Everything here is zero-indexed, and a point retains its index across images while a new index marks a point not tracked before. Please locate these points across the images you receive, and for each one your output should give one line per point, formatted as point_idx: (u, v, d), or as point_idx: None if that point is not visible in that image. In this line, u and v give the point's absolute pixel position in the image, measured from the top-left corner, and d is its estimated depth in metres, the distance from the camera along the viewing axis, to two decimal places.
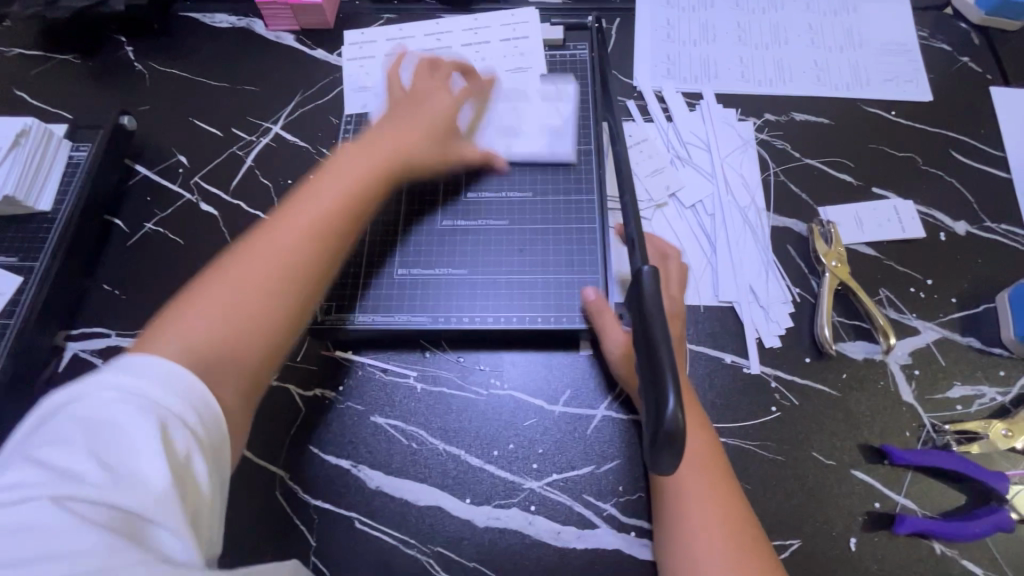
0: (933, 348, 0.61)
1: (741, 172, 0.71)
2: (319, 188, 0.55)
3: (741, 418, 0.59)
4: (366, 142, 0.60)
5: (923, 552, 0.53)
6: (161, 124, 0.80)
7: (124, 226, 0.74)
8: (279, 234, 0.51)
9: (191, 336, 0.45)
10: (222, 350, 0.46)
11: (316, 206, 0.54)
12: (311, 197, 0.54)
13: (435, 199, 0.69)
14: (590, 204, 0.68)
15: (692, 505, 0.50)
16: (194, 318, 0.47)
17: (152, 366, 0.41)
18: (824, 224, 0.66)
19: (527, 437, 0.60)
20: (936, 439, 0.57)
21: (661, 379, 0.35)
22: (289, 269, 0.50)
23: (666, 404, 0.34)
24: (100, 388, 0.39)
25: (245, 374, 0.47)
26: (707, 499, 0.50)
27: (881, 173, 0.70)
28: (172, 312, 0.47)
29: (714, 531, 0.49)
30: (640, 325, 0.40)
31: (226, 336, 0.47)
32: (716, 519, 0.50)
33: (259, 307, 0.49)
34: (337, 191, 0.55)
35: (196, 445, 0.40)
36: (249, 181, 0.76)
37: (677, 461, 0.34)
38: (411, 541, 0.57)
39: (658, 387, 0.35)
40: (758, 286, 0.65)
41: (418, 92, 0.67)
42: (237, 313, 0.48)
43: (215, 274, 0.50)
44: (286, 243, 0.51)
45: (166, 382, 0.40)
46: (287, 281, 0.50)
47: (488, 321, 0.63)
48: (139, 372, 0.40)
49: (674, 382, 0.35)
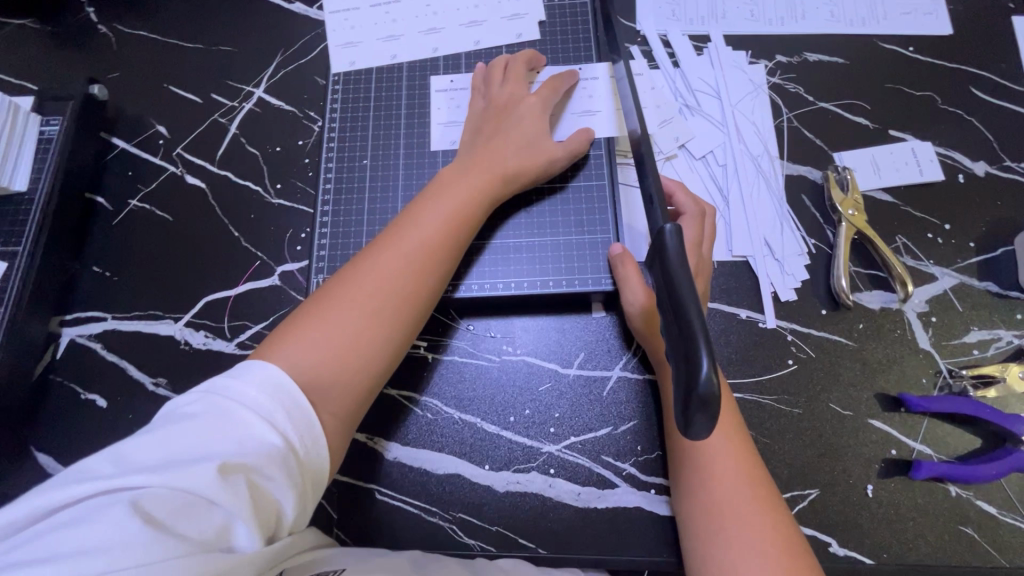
0: (950, 294, 0.60)
1: (752, 118, 0.68)
2: (425, 214, 0.54)
3: (758, 374, 0.58)
4: (467, 164, 0.58)
5: (938, 495, 0.54)
6: (135, 92, 0.75)
7: (107, 204, 0.70)
8: (378, 259, 0.51)
9: (315, 360, 0.46)
10: (342, 383, 0.47)
11: (422, 248, 0.52)
12: (417, 224, 0.53)
13: (436, 162, 0.67)
14: (598, 158, 0.64)
15: (713, 456, 0.50)
16: (306, 331, 0.47)
17: (270, 382, 0.43)
18: (840, 170, 0.64)
19: (543, 401, 0.60)
20: (953, 385, 0.57)
21: (692, 341, 0.34)
22: (386, 303, 0.50)
23: (699, 369, 0.33)
24: (226, 395, 0.42)
25: (357, 404, 0.48)
26: (727, 448, 0.50)
27: (898, 115, 0.67)
28: (294, 328, 0.48)
29: (735, 479, 0.48)
30: (666, 288, 0.38)
31: (340, 358, 0.47)
32: (737, 466, 0.49)
33: (373, 339, 0.49)
34: (438, 246, 0.53)
35: (294, 465, 0.42)
36: (235, 150, 0.72)
37: (714, 424, 0.34)
38: (433, 509, 0.57)
39: (690, 349, 0.34)
40: (773, 239, 0.63)
41: (504, 104, 0.62)
42: (339, 335, 0.48)
43: (326, 287, 0.51)
44: (396, 288, 0.50)
45: (275, 408, 0.42)
46: (386, 309, 0.50)
47: (498, 288, 0.61)
48: (254, 394, 0.42)
49: (707, 343, 0.34)
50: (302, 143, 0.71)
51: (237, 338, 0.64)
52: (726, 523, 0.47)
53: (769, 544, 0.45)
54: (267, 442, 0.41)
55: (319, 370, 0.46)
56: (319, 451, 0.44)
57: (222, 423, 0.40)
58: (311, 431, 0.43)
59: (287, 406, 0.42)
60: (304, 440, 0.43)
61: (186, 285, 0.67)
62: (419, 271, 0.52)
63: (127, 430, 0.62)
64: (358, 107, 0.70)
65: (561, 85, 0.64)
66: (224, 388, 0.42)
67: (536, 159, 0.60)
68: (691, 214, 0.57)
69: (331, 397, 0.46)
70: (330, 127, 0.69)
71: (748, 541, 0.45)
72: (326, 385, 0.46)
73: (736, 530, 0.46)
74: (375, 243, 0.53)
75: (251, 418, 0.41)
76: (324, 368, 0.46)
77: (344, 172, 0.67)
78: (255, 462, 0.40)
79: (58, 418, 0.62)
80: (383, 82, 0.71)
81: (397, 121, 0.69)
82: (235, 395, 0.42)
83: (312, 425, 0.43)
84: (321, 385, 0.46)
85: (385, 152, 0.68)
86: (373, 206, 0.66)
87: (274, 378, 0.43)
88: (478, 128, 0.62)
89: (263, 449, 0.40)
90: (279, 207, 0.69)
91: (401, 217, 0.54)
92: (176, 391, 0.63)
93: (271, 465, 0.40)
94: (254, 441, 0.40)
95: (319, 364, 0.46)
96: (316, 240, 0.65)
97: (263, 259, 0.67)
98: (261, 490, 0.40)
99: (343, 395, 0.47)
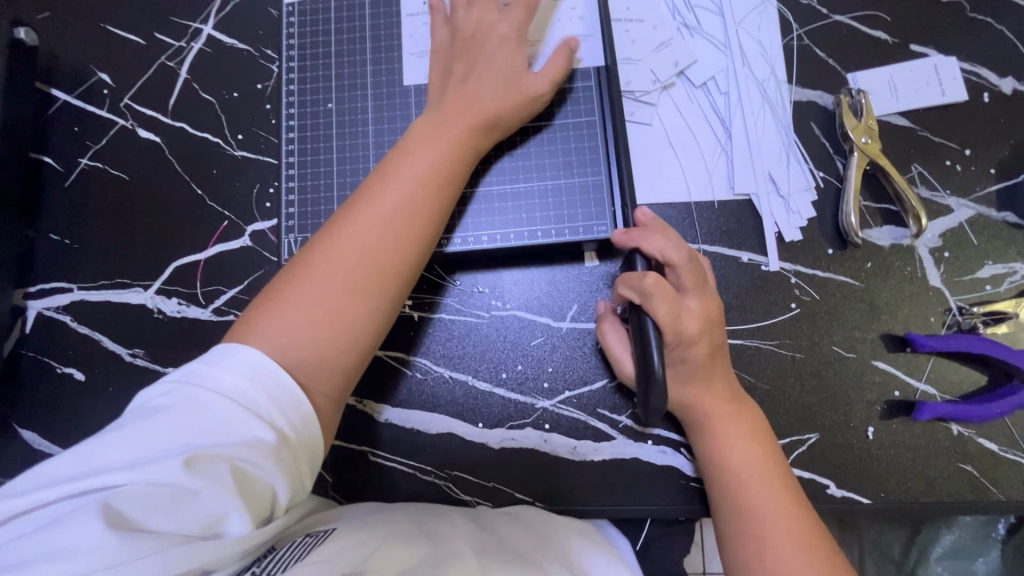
0: (965, 226, 0.57)
1: (758, 37, 0.61)
2: (401, 172, 0.49)
3: (759, 318, 0.56)
4: (442, 112, 0.52)
5: (940, 435, 0.53)
6: (69, 34, 0.66)
7: (55, 164, 0.64)
8: (352, 230, 0.47)
9: (298, 341, 0.43)
10: (326, 363, 0.44)
11: (400, 212, 0.48)
12: (391, 185, 0.48)
13: (408, 101, 0.60)
14: (587, 91, 0.57)
15: (733, 454, 0.48)
16: (281, 312, 0.44)
17: (246, 368, 0.40)
18: (853, 94, 0.58)
19: (536, 357, 0.57)
20: (961, 323, 0.55)
21: (648, 350, 0.43)
22: (366, 275, 0.46)
23: (653, 370, 0.42)
24: (201, 384, 0.39)
25: (347, 380, 0.46)
26: (747, 448, 0.48)
27: (921, 26, 0.60)
28: (271, 307, 0.44)
29: (762, 480, 0.46)
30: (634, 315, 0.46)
31: (320, 337, 0.44)
32: (757, 463, 0.47)
33: (354, 315, 0.45)
34: (419, 208, 0.48)
35: (282, 450, 0.39)
36: (188, 98, 0.65)
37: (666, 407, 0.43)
38: (428, 469, 0.57)
39: (646, 353, 0.43)
40: (778, 174, 0.58)
41: (474, 33, 0.55)
42: (318, 311, 0.44)
43: (298, 262, 0.47)
44: (374, 258, 0.46)
45: (255, 392, 0.40)
46: (367, 281, 0.46)
47: (483, 241, 0.57)
48: (231, 380, 0.40)
49: (658, 351, 0.43)
50: (261, 87, 0.65)
51: (212, 304, 0.61)
52: (761, 530, 0.44)
53: (806, 550, 0.43)
54: (248, 426, 0.38)
55: (301, 350, 0.43)
56: (308, 429, 0.42)
57: (198, 412, 0.38)
58: (297, 410, 0.41)
59: (267, 388, 0.40)
60: (293, 423, 0.41)
61: (151, 250, 0.63)
62: (400, 237, 0.47)
63: (109, 403, 0.60)
64: (317, 42, 0.62)
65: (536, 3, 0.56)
66: (198, 376, 0.40)
67: (517, 98, 0.54)
68: (670, 325, 0.45)
69: (317, 376, 0.44)
70: (288, 68, 0.62)
71: (787, 553, 0.43)
72: (310, 364, 0.43)
73: (773, 538, 0.43)
74: (349, 207, 0.48)
75: (229, 406, 0.39)
76: (302, 349, 0.43)
77: (308, 119, 0.61)
78: (236, 450, 0.37)
79: (36, 393, 0.60)
80: (343, 10, 0.63)
81: (362, 57, 0.62)
82: (208, 384, 0.39)
83: (297, 405, 0.41)
84: (302, 366, 0.43)
85: (352, 93, 0.61)
86: (343, 154, 0.60)
87: (251, 362, 0.41)
88: (448, 64, 0.55)
89: (245, 433, 0.38)
90: (243, 159, 0.63)
91: (375, 178, 0.49)
92: (155, 361, 0.60)
93: (255, 451, 0.38)
94: (233, 425, 0.38)
95: (298, 345, 0.43)
96: (283, 195, 0.60)
97: (231, 219, 0.62)
98: (250, 479, 0.38)
99: (326, 373, 0.44)
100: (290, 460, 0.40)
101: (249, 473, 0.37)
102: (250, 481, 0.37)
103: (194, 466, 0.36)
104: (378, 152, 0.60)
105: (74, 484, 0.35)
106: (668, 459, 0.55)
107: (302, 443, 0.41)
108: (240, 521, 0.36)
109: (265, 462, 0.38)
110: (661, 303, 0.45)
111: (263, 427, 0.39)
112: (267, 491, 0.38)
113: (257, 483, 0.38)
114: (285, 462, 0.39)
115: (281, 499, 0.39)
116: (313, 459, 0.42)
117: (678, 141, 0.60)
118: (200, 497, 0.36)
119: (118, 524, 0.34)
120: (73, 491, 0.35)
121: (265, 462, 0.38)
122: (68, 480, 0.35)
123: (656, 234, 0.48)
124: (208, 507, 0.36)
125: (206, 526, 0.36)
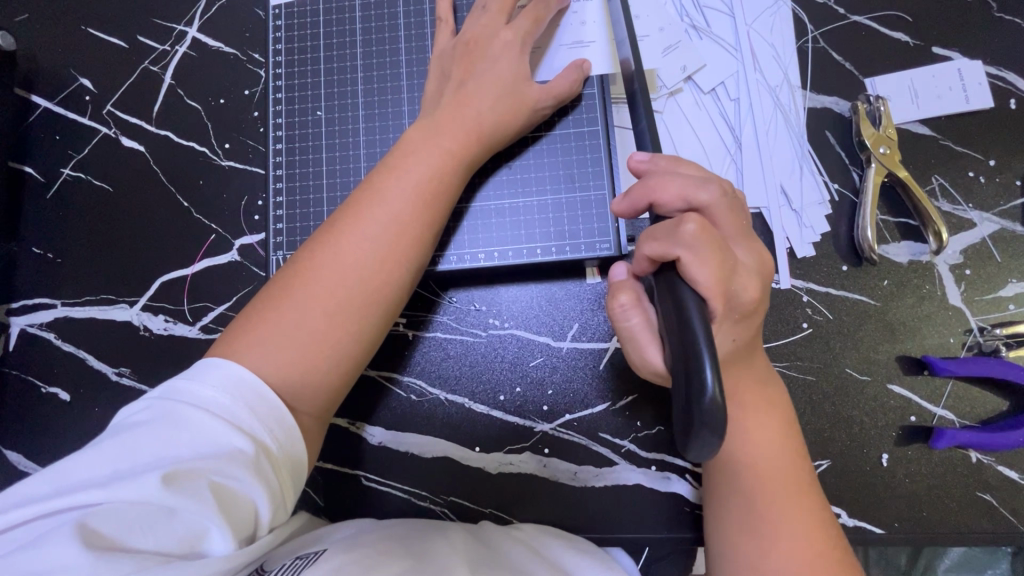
0: (988, 242, 0.54)
1: (770, 40, 0.57)
2: (387, 187, 0.46)
3: (769, 339, 0.53)
4: (435, 121, 0.49)
5: (957, 461, 0.51)
6: (48, 37, 0.64)
7: (37, 174, 0.62)
8: (340, 246, 0.44)
9: (277, 362, 0.41)
10: (311, 384, 0.42)
11: (390, 227, 0.45)
12: (383, 197, 0.46)
13: (400, 110, 0.57)
14: (590, 99, 0.54)
15: (739, 446, 0.43)
16: (268, 328, 0.42)
17: (225, 382, 0.38)
18: (872, 101, 0.55)
19: (535, 378, 0.55)
20: (982, 344, 0.52)
21: (693, 356, 0.32)
22: (355, 292, 0.44)
23: (704, 382, 0.31)
24: (181, 397, 0.38)
25: (330, 401, 0.44)
26: (751, 426, 0.43)
27: (945, 26, 0.57)
28: (252, 325, 0.42)
29: (764, 468, 0.42)
30: (673, 308, 0.36)
31: (306, 357, 0.42)
32: (759, 447, 0.42)
33: (340, 333, 0.43)
34: (406, 225, 0.45)
35: (265, 463, 0.37)
36: (173, 105, 0.62)
37: (716, 444, 0.31)
38: (423, 493, 0.55)
39: (691, 359, 0.32)
40: (791, 186, 0.55)
41: (478, 37, 0.52)
42: (304, 327, 0.42)
43: (287, 274, 0.44)
44: (364, 275, 0.44)
45: (236, 401, 0.38)
46: (355, 300, 0.44)
47: (480, 259, 0.54)
48: (211, 394, 0.38)
49: (710, 356, 0.32)
50: (249, 93, 0.62)
51: (200, 321, 0.59)
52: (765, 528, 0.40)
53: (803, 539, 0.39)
54: (228, 437, 0.37)
55: (286, 370, 0.41)
56: (291, 443, 0.40)
57: (177, 425, 0.36)
58: (279, 423, 0.39)
59: (249, 399, 0.38)
60: (276, 435, 0.39)
61: (136, 265, 0.60)
62: (385, 258, 0.45)
63: (93, 423, 0.58)
64: (306, 46, 0.59)
65: (546, 13, 0.53)
66: (179, 390, 0.38)
67: (513, 114, 0.50)
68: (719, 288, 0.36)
69: (301, 397, 0.42)
70: (275, 74, 0.59)
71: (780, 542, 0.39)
72: (294, 386, 0.41)
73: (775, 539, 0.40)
74: (333, 223, 0.46)
75: (209, 418, 0.37)
76: (286, 370, 0.41)
77: (297, 128, 0.58)
78: (217, 463, 0.35)
79: (20, 413, 0.58)
80: (333, 12, 0.60)
81: (352, 62, 0.59)
82: (189, 396, 0.38)
83: (279, 416, 0.39)
84: (288, 388, 0.41)
85: (343, 100, 0.58)
86: (333, 166, 0.57)
87: (231, 376, 0.39)
88: (446, 68, 0.52)
89: (224, 442, 0.36)
90: (230, 170, 0.61)
91: (360, 193, 0.46)
92: (142, 381, 0.58)
93: (236, 464, 0.36)
94: (215, 437, 0.36)
95: (281, 365, 0.41)
96: (271, 209, 0.57)
97: (219, 232, 0.60)
98: (232, 496, 0.35)
99: (311, 393, 0.42)
100: (272, 473, 0.38)
101: (230, 488, 0.35)
102: (230, 496, 0.35)
103: (175, 484, 0.34)
104: (369, 163, 0.57)
105: (48, 502, 0.33)
106: (672, 485, 0.53)
107: (285, 456, 0.39)
108: (221, 539, 0.34)
109: (247, 475, 0.36)
110: (697, 257, 0.35)
111: (245, 437, 0.37)
112: (250, 507, 0.36)
113: (238, 499, 0.36)
114: (266, 475, 0.37)
115: (263, 517, 0.37)
116: (295, 474, 0.40)
117: (685, 150, 0.57)
118: (179, 515, 0.33)
119: (97, 543, 0.31)
120: (48, 510, 0.33)
121: (244, 474, 0.36)
122: (43, 497, 0.34)
123: (667, 176, 0.40)
124: (189, 525, 0.34)
125: (188, 545, 0.34)
